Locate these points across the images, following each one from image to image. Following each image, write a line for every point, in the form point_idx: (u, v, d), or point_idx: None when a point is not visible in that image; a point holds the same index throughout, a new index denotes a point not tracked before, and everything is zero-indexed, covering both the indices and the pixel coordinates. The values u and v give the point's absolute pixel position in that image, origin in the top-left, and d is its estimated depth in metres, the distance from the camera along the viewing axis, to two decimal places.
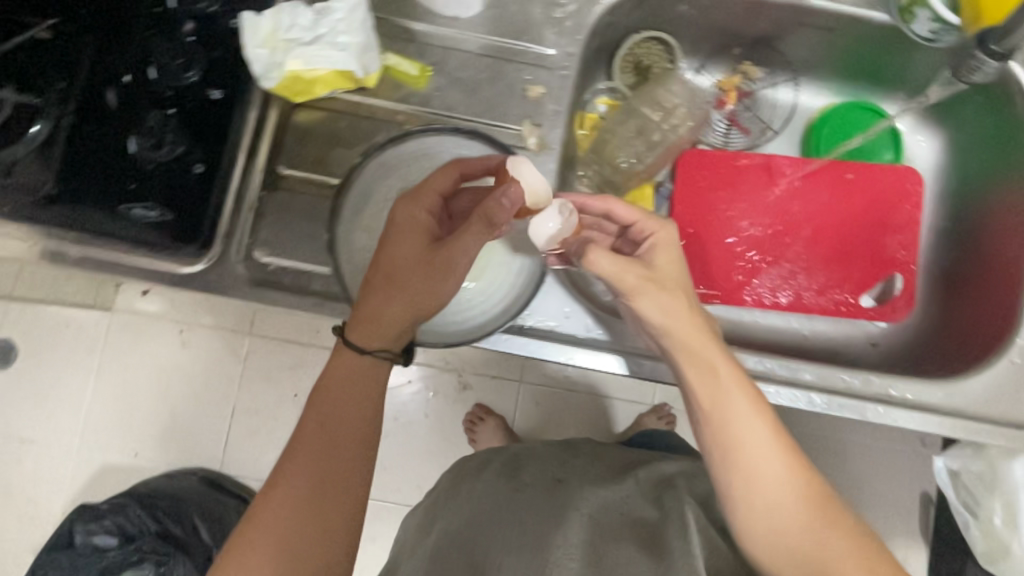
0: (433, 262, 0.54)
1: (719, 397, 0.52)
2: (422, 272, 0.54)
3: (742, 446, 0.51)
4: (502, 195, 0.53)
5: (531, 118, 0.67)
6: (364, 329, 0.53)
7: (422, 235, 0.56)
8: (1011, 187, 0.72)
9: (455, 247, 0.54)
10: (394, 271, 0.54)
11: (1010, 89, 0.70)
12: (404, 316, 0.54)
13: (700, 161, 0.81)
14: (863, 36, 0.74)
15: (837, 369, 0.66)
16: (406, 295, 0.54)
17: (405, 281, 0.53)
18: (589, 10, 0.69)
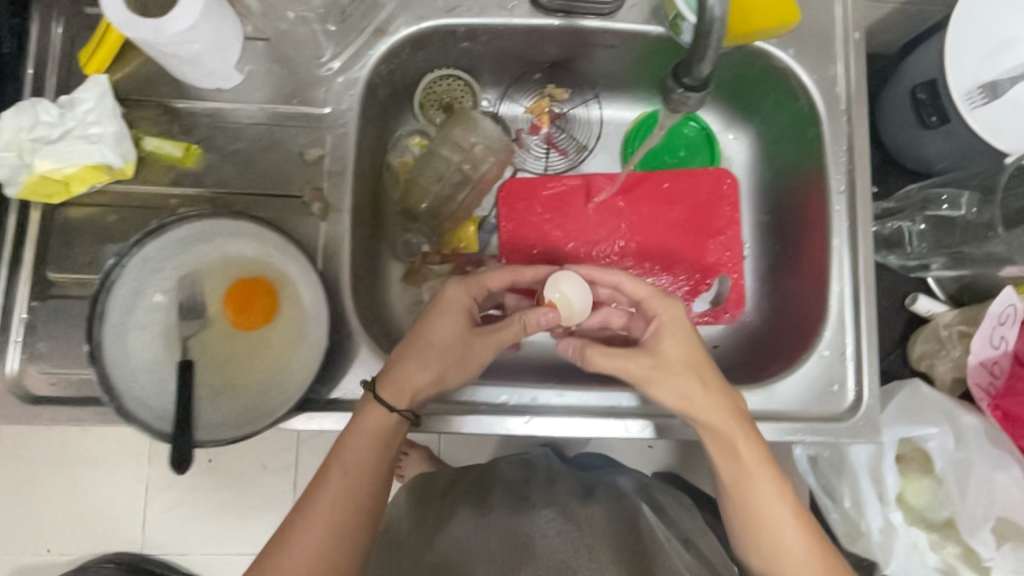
0: (469, 348, 0.62)
1: (744, 477, 0.60)
2: (458, 355, 0.62)
3: (756, 518, 0.60)
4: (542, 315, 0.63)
5: (312, 183, 0.65)
6: (398, 398, 0.59)
7: (467, 322, 0.63)
8: (808, 180, 0.73)
9: (490, 339, 0.63)
10: (427, 350, 0.60)
11: (792, 83, 0.72)
12: (421, 392, 0.61)
13: (520, 190, 0.81)
14: (652, 48, 0.74)
15: None
16: (435, 374, 0.61)
17: (438, 360, 0.61)
18: (358, 64, 0.67)
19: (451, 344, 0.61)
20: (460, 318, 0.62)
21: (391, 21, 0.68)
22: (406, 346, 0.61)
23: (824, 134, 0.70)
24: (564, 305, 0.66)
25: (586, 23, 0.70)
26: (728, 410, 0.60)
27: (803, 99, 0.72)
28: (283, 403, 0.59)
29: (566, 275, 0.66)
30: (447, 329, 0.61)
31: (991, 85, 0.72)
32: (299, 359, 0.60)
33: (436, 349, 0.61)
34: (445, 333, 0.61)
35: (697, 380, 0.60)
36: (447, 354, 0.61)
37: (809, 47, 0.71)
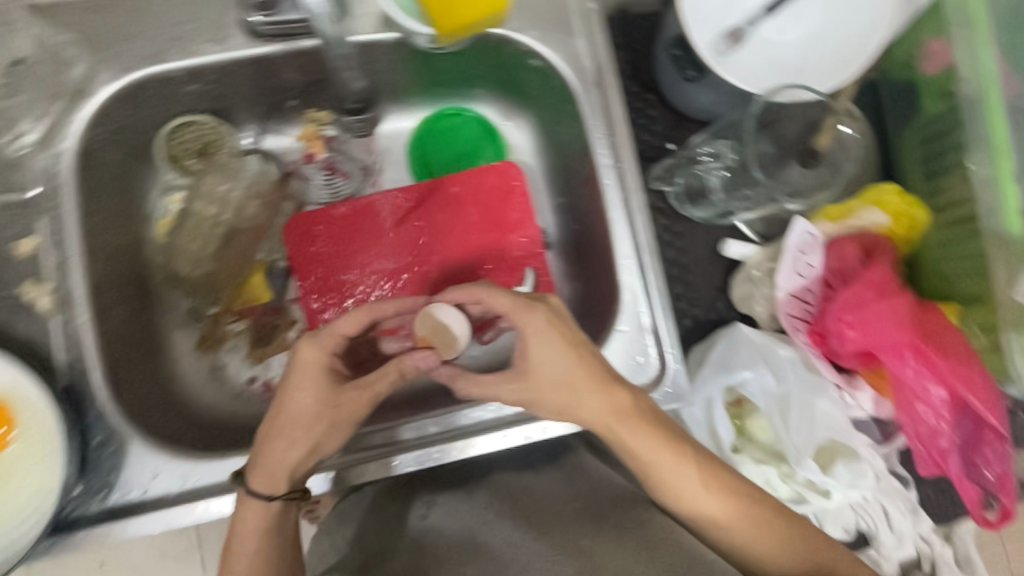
0: (338, 412, 0.56)
1: (654, 466, 0.59)
2: (327, 421, 0.56)
3: (682, 500, 0.59)
4: (416, 359, 0.59)
5: (33, 276, 0.58)
6: (276, 482, 0.55)
7: (330, 383, 0.56)
8: (583, 156, 0.72)
9: (361, 396, 0.57)
10: (292, 426, 0.55)
11: (544, 64, 0.71)
12: (299, 466, 0.57)
13: (308, 225, 0.76)
14: (396, 55, 0.70)
15: (459, 410, 0.64)
16: (305, 447, 0.56)
17: (306, 434, 0.55)
18: (59, 135, 0.60)
19: (317, 415, 0.56)
20: (323, 382, 0.56)
21: (90, 81, 0.61)
22: (269, 427, 0.56)
23: (584, 111, 0.69)
24: (443, 335, 0.59)
25: (310, 44, 0.65)
26: (611, 405, 0.59)
27: (559, 78, 0.70)
28: (36, 525, 0.54)
29: (440, 303, 0.60)
30: (305, 399, 0.55)
31: (734, 32, 0.74)
32: (50, 475, 0.55)
33: (301, 423, 0.55)
34: (306, 404, 0.55)
35: (571, 395, 0.58)
36: (313, 425, 0.56)
37: (548, 25, 0.69)
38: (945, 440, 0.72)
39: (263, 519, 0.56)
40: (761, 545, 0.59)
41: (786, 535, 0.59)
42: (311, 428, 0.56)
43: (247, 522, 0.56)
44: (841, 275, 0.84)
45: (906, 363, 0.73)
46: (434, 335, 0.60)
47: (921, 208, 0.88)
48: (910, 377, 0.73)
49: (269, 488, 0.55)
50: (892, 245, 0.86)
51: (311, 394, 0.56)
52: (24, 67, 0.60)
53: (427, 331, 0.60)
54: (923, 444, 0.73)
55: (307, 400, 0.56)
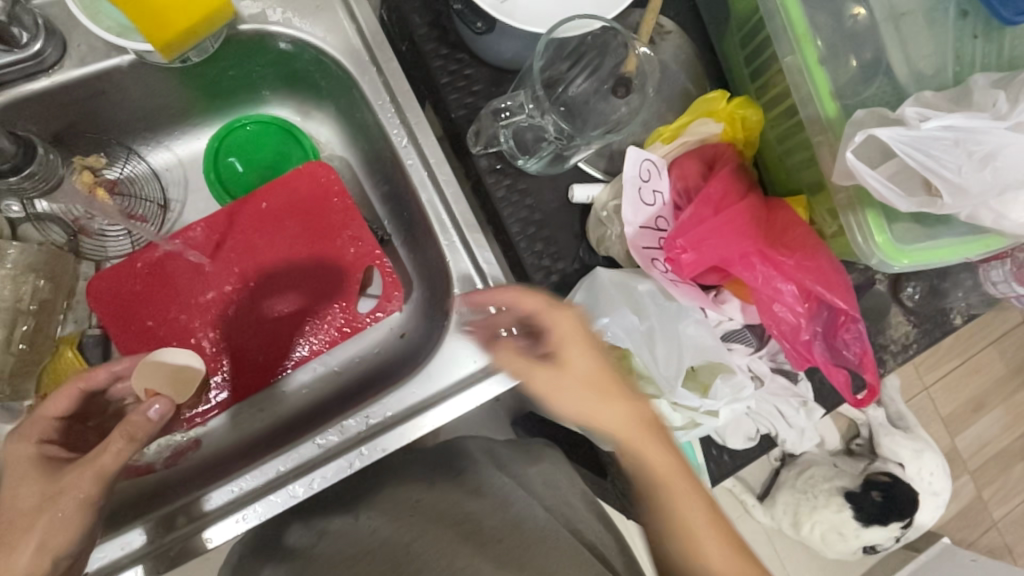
0: (60, 499, 0.49)
1: (667, 477, 0.51)
2: (51, 509, 0.49)
3: (679, 522, 0.50)
4: (147, 407, 0.52)
5: None
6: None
7: (48, 469, 0.52)
8: (383, 140, 0.67)
9: (82, 475, 0.50)
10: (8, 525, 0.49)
11: (314, 51, 0.65)
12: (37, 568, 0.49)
13: (113, 283, 0.69)
14: (141, 77, 0.63)
15: (301, 443, 0.61)
16: (29, 546, 0.49)
17: (29, 531, 0.49)
18: None
19: (35, 508, 0.49)
20: (41, 468, 0.51)
21: None
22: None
23: (366, 93, 0.64)
24: (180, 379, 0.64)
25: (29, 87, 0.58)
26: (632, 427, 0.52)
27: (332, 62, 0.65)
28: None
29: (161, 352, 0.63)
30: (22, 494, 0.50)
31: None
32: None
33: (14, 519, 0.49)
34: (21, 498, 0.50)
35: (598, 396, 0.52)
36: (33, 518, 0.49)
37: (303, 10, 0.63)
38: (806, 332, 0.75)
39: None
40: None
41: None
42: (32, 521, 0.49)
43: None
44: (687, 195, 0.82)
45: (757, 270, 0.73)
46: (173, 379, 0.63)
47: (755, 108, 0.84)
48: (762, 283, 0.74)
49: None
50: (734, 153, 0.83)
51: (27, 485, 0.50)
52: None
53: (165, 382, 0.63)
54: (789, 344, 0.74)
55: (23, 491, 0.50)
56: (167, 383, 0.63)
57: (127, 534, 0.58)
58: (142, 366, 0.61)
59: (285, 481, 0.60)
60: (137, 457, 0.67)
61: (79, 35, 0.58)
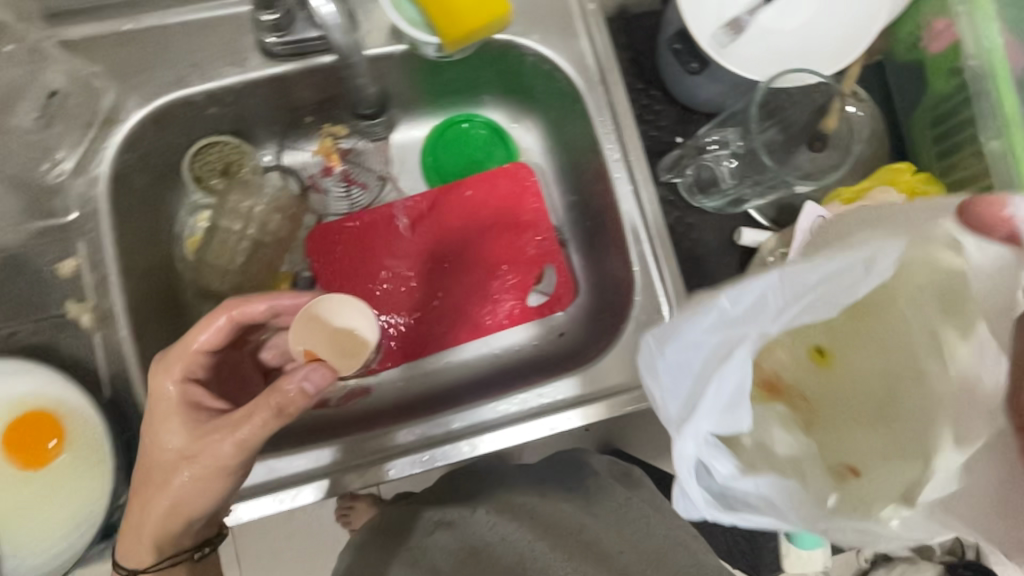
0: (194, 460, 0.51)
1: None
2: (190, 466, 0.51)
3: None
4: (301, 381, 0.50)
5: (74, 296, 0.61)
6: (149, 544, 0.52)
7: (193, 418, 0.53)
8: (591, 153, 0.73)
9: (221, 444, 0.50)
10: (149, 471, 0.52)
11: (547, 64, 0.72)
12: (169, 523, 0.52)
13: (331, 236, 0.78)
14: (405, 66, 0.73)
15: (477, 405, 0.66)
16: (165, 506, 0.51)
17: (167, 481, 0.51)
18: (94, 158, 0.63)
19: (174, 462, 0.51)
20: (190, 419, 0.53)
21: (118, 108, 0.64)
22: (139, 473, 0.54)
23: (590, 108, 0.71)
24: (341, 340, 0.59)
25: (322, 59, 0.67)
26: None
27: (562, 77, 0.72)
28: (69, 539, 0.55)
29: (330, 309, 0.59)
30: (171, 438, 0.52)
31: (734, 23, 0.75)
32: (82, 489, 0.56)
33: (155, 470, 0.52)
34: (171, 442, 0.52)
35: None
36: (168, 473, 0.51)
37: (551, 29, 0.71)
38: None
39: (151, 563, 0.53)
40: None
41: None
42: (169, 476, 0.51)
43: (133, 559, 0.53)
44: None
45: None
46: (335, 339, 0.58)
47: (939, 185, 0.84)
48: None
49: (149, 547, 0.52)
50: None
51: (168, 429, 0.52)
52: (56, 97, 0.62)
53: (324, 341, 0.58)
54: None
55: (166, 439, 0.52)
56: (328, 334, 0.58)
57: (320, 449, 0.65)
58: (302, 321, 0.58)
59: (438, 442, 0.65)
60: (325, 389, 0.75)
61: (370, 23, 0.69)
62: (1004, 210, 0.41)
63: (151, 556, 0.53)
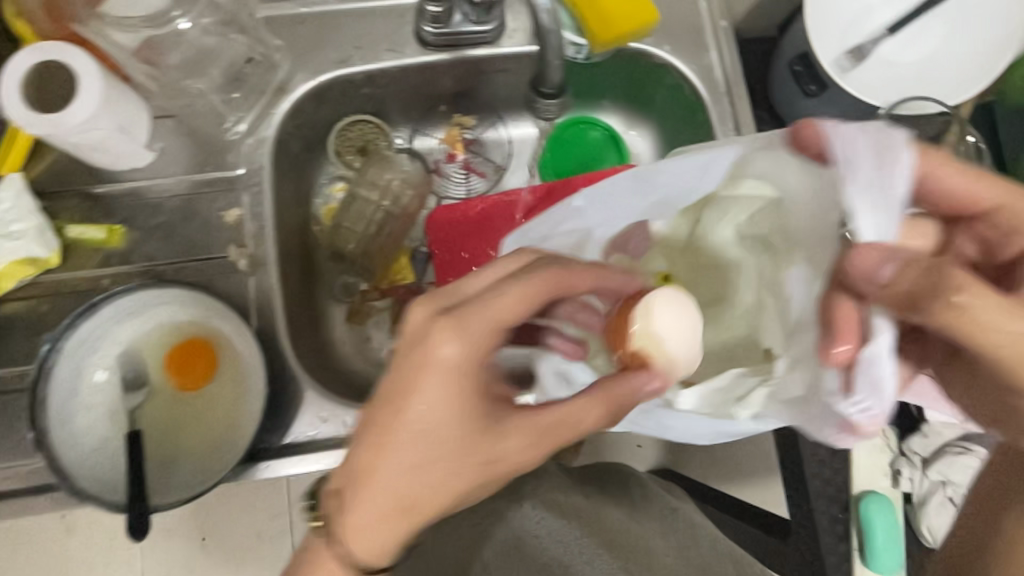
0: (485, 446, 0.42)
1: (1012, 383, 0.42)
2: (478, 456, 0.43)
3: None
4: (643, 386, 0.45)
5: (236, 242, 0.68)
6: (375, 547, 0.42)
7: (477, 400, 0.42)
8: None
9: (522, 440, 0.43)
10: (411, 432, 0.41)
11: (674, 74, 0.77)
12: (393, 515, 0.42)
13: (449, 216, 0.80)
14: (540, 65, 0.78)
15: None
16: (400, 494, 0.42)
17: (412, 448, 0.41)
18: (265, 122, 0.70)
19: (445, 433, 0.42)
20: (459, 402, 0.42)
21: (289, 80, 0.71)
22: (371, 451, 0.42)
23: (712, 117, 0.75)
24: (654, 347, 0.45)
25: (472, 52, 0.74)
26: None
27: (687, 88, 0.77)
28: (217, 457, 0.61)
29: (660, 312, 0.45)
30: (427, 413, 0.41)
31: (856, 50, 0.79)
32: (229, 414, 0.63)
33: (416, 458, 0.41)
34: (422, 422, 0.41)
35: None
36: (447, 446, 0.42)
37: (683, 41, 0.76)
38: None
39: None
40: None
41: None
42: (437, 450, 0.42)
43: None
44: None
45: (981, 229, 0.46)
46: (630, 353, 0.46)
47: None
48: None
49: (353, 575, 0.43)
50: None
51: (435, 391, 0.41)
52: (239, 65, 0.70)
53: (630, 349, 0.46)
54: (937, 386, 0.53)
55: (432, 401, 0.41)
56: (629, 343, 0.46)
57: None
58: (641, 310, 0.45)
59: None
60: None
61: (516, 23, 0.75)
62: (820, 136, 0.45)
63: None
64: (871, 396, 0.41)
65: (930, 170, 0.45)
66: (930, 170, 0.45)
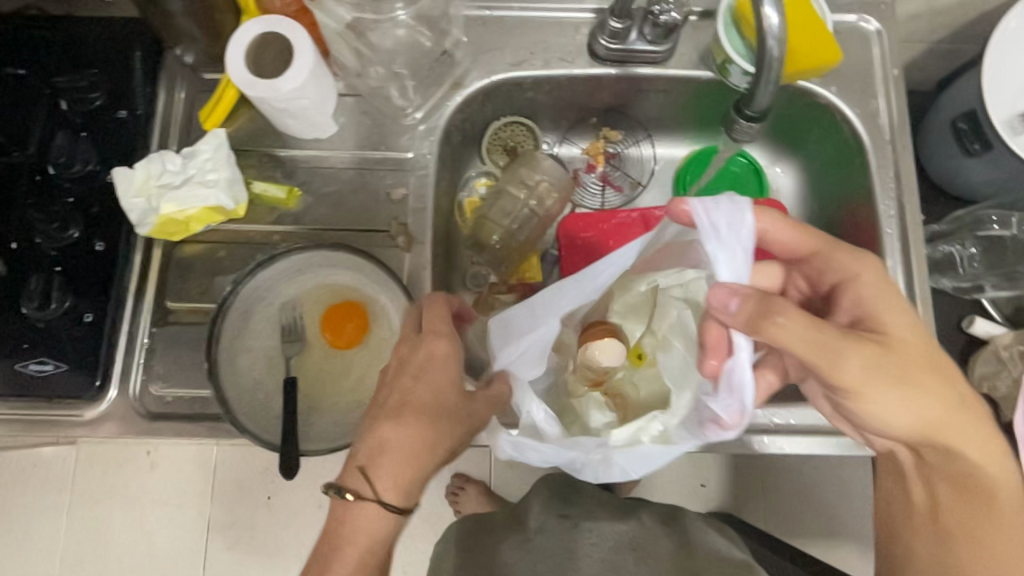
0: (466, 410, 0.59)
1: (865, 386, 0.49)
2: (458, 407, 0.58)
3: (916, 417, 0.51)
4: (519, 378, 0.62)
5: (397, 218, 0.72)
6: (398, 500, 0.56)
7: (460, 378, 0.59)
8: (857, 206, 0.77)
9: (494, 401, 0.61)
10: (404, 409, 0.56)
11: (836, 116, 0.76)
12: (415, 472, 0.56)
13: (584, 223, 0.82)
14: (698, 92, 0.80)
15: None
16: (417, 447, 0.56)
17: (415, 415, 0.56)
18: (438, 113, 0.75)
19: (434, 408, 0.57)
20: (446, 373, 0.58)
21: (465, 76, 0.75)
22: (375, 422, 0.57)
23: (871, 163, 0.75)
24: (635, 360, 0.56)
25: (640, 70, 0.76)
26: (940, 359, 0.52)
27: (847, 131, 0.76)
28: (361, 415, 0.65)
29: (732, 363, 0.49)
30: (426, 388, 0.57)
31: None
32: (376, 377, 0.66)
33: (409, 428, 0.56)
34: (421, 397, 0.57)
35: (911, 368, 0.51)
36: (443, 415, 0.57)
37: (850, 86, 0.76)
38: None
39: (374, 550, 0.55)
40: (904, 421, 0.52)
41: (932, 402, 0.51)
42: (438, 417, 0.57)
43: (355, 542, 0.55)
44: None
45: (810, 267, 0.59)
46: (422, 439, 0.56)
47: None
48: None
49: (372, 533, 0.55)
50: None
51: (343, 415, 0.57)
52: (423, 56, 0.74)
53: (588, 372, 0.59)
54: (809, 385, 0.63)
55: (422, 387, 0.57)
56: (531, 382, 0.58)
57: None
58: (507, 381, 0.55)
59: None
60: None
61: (685, 48, 0.77)
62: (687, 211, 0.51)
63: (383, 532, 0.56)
64: (729, 394, 0.50)
65: (771, 225, 0.57)
66: (767, 228, 0.57)
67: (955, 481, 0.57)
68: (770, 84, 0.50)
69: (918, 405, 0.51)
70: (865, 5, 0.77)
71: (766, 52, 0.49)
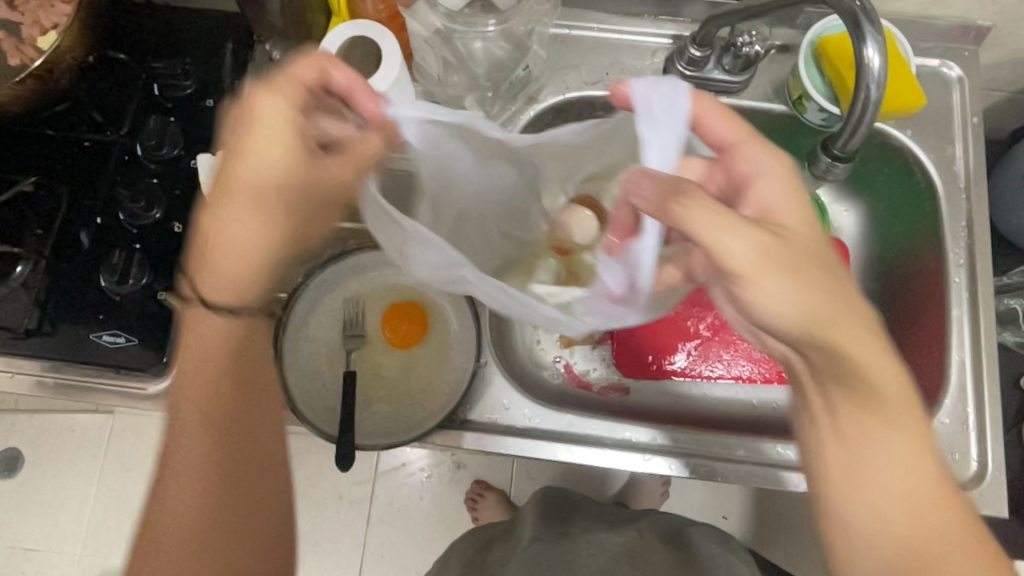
0: (290, 184, 0.49)
1: (816, 285, 0.42)
2: (283, 186, 0.49)
3: (812, 312, 0.42)
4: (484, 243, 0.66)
5: None
6: (237, 300, 0.52)
7: (294, 138, 0.48)
8: (923, 253, 0.76)
9: (338, 171, 0.52)
10: (242, 182, 0.48)
11: (909, 160, 0.76)
12: (236, 263, 0.51)
13: None
14: (767, 125, 0.80)
15: (769, 441, 0.70)
16: (234, 246, 0.50)
17: (246, 199, 0.49)
18: (510, 126, 0.76)
19: (259, 184, 0.48)
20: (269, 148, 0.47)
21: (540, 91, 0.76)
22: (213, 219, 0.50)
23: (942, 210, 0.74)
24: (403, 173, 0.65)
25: (713, 99, 0.76)
26: (831, 255, 0.44)
27: (920, 175, 0.75)
28: (412, 416, 0.66)
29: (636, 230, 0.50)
30: (266, 154, 0.47)
31: None
32: (428, 379, 0.68)
33: (234, 214, 0.49)
34: (267, 167, 0.48)
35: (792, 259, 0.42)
36: (270, 195, 0.49)
37: (927, 131, 0.75)
38: None
39: (227, 349, 0.52)
40: (821, 302, 0.42)
41: (823, 295, 0.42)
42: (268, 198, 0.49)
43: (210, 346, 0.52)
44: None
45: (733, 168, 0.50)
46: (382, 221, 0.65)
47: None
48: None
49: (229, 349, 0.52)
50: None
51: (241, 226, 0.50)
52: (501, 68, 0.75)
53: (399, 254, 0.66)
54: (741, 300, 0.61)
55: (268, 155, 0.47)
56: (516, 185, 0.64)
57: (617, 423, 0.69)
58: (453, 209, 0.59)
59: (688, 455, 0.69)
60: (587, 373, 0.83)
61: (761, 80, 0.77)
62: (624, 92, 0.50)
63: (234, 318, 0.52)
64: (623, 266, 0.48)
65: (700, 111, 0.50)
66: (701, 113, 0.50)
67: (856, 412, 0.46)
68: (858, 129, 0.50)
69: (818, 295, 0.42)
70: (948, 51, 0.76)
71: (861, 94, 0.49)
